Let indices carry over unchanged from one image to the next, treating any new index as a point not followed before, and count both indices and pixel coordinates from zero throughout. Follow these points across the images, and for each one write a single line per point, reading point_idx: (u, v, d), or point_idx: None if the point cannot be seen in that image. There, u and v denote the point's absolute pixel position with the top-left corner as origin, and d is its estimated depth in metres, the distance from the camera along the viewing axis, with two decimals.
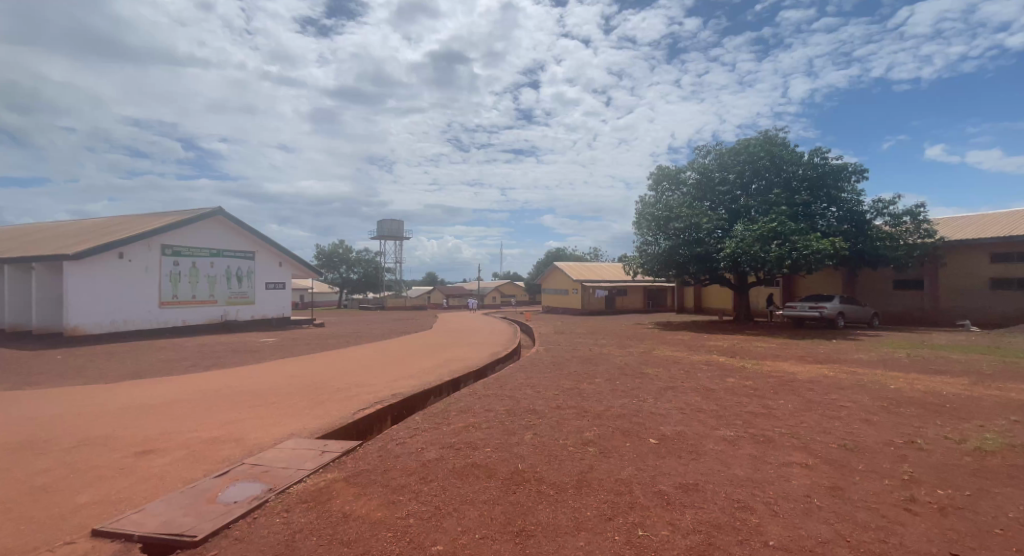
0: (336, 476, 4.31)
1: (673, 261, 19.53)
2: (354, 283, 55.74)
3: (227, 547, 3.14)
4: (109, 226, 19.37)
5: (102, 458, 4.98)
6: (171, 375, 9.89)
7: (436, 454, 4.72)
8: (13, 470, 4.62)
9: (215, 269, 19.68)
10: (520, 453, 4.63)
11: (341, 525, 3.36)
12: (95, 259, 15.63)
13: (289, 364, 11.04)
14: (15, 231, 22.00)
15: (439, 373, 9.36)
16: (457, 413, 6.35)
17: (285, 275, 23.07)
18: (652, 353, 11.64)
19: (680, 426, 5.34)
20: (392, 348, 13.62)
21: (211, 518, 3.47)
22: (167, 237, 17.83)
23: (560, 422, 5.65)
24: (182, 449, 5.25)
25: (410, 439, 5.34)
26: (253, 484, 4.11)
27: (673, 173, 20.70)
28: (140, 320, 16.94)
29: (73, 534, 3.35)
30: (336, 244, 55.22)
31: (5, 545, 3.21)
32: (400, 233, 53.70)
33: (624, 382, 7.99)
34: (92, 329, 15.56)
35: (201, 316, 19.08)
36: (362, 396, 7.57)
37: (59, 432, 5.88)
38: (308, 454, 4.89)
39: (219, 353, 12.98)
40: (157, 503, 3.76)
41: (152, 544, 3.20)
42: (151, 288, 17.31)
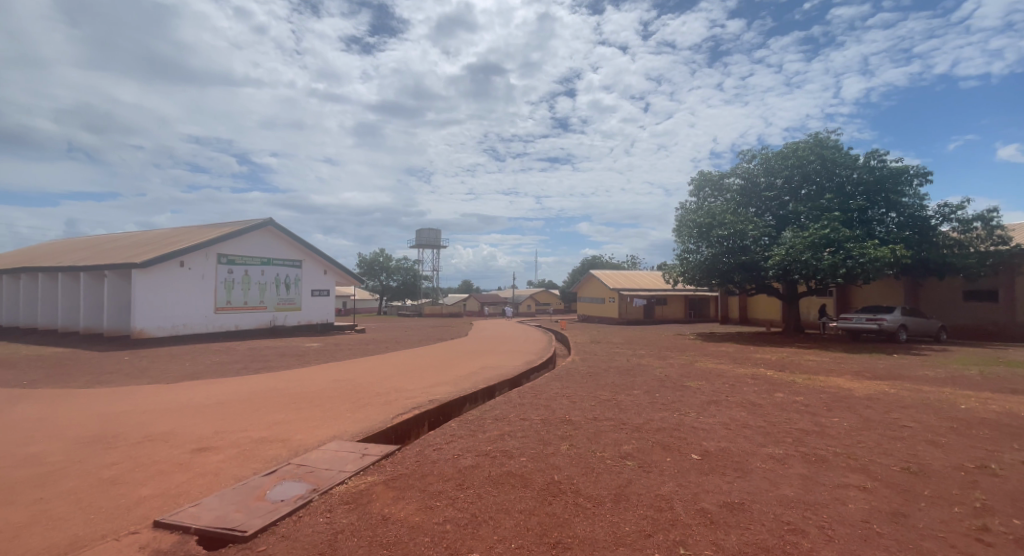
0: (375, 479, 4.41)
1: (717, 270, 18.98)
2: (393, 291, 57.07)
3: (274, 544, 3.26)
4: (172, 236, 20.78)
5: (163, 454, 5.29)
6: (222, 377, 10.41)
7: (471, 461, 4.75)
8: (87, 462, 5.00)
9: (266, 277, 20.67)
10: (556, 464, 4.57)
11: (380, 527, 3.42)
12: (159, 267, 16.76)
13: (331, 369, 11.41)
14: (91, 241, 23.93)
15: (475, 380, 9.42)
16: (493, 421, 6.36)
17: (329, 282, 23.92)
18: (693, 365, 11.27)
19: (724, 442, 5.13)
20: (428, 354, 13.83)
21: (260, 515, 3.61)
22: (223, 246, 18.91)
23: (598, 434, 5.56)
24: (233, 447, 5.51)
25: (447, 445, 5.40)
26: (298, 484, 4.27)
27: (715, 179, 20.23)
28: (197, 325, 17.99)
29: (136, 525, 3.58)
30: (376, 253, 56.79)
31: (80, 531, 3.47)
32: (437, 242, 54.74)
33: (664, 394, 7.76)
34: (155, 332, 16.66)
35: (252, 321, 20.03)
36: (401, 402, 7.72)
37: (125, 429, 6.31)
38: (349, 457, 5.02)
39: (267, 357, 13.57)
40: (211, 498, 3.96)
41: (207, 537, 3.36)
42: (207, 295, 18.36)
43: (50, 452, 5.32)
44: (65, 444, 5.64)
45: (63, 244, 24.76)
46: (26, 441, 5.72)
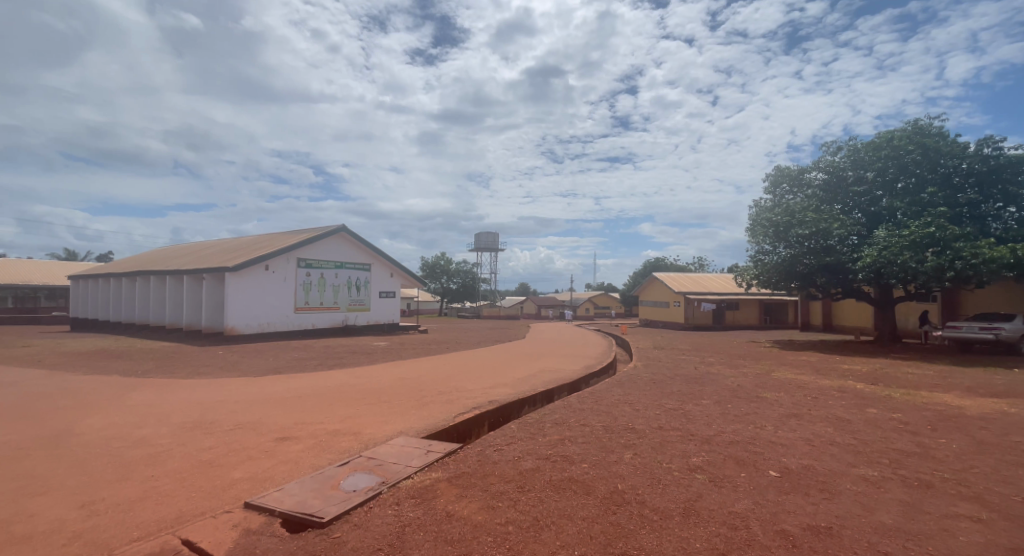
0: (439, 476, 4.51)
1: (796, 272, 17.68)
2: (453, 293, 58.55)
3: (348, 532, 3.43)
4: (259, 243, 22.66)
5: (251, 440, 5.77)
6: (299, 372, 11.14)
7: (532, 464, 4.73)
8: (188, 445, 5.54)
9: (338, 279, 21.93)
10: (620, 472, 4.44)
11: (445, 523, 3.49)
12: (247, 270, 18.31)
13: (396, 367, 11.84)
14: (191, 248, 26.65)
15: (534, 383, 9.40)
16: (553, 425, 6.32)
17: (395, 285, 24.92)
18: (768, 375, 10.51)
19: (806, 459, 4.73)
20: (488, 356, 13.98)
21: (336, 503, 3.83)
22: (302, 251, 20.35)
23: (664, 444, 5.35)
24: (310, 438, 5.89)
25: (508, 446, 5.43)
26: (369, 475, 4.47)
27: (795, 174, 18.90)
28: (278, 323, 19.44)
29: (229, 505, 3.91)
30: (437, 256, 58.52)
31: (184, 508, 3.84)
32: (496, 245, 55.46)
33: (736, 405, 7.32)
34: (243, 329, 18.21)
35: (327, 320, 21.33)
36: (462, 401, 7.87)
37: (219, 416, 6.95)
38: (415, 453, 5.18)
39: (340, 355, 14.36)
40: (292, 484, 4.25)
41: (289, 521, 3.60)
42: (288, 296, 19.80)
43: (159, 435, 5.96)
44: (170, 428, 6.30)
45: (169, 250, 27.75)
46: (139, 424, 6.44)
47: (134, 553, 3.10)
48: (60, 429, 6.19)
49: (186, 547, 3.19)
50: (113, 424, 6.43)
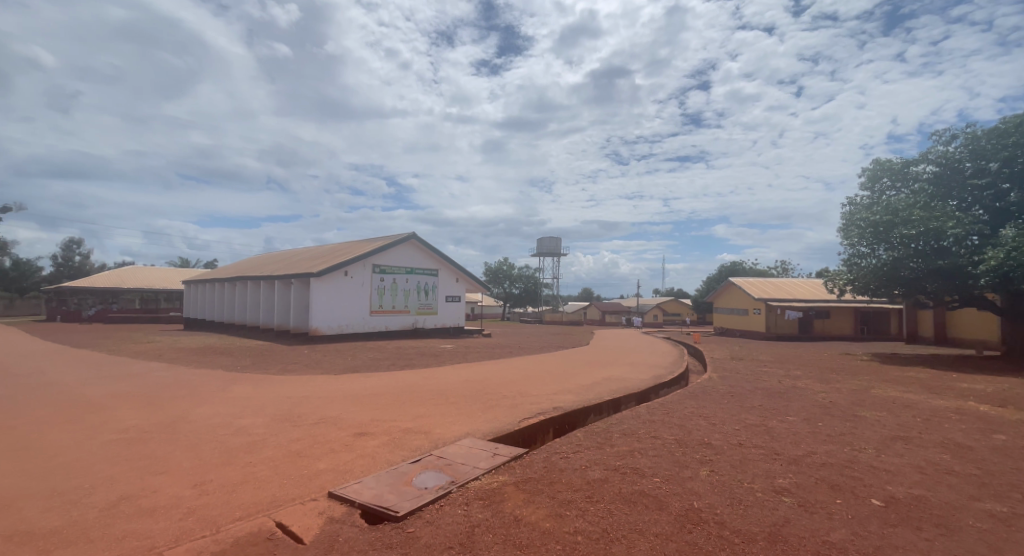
0: (506, 480, 4.54)
1: (900, 276, 15.94)
2: (516, 298, 59.00)
3: (421, 528, 3.55)
4: (339, 250, 24.22)
5: (334, 434, 6.17)
6: (372, 372, 11.72)
7: (600, 474, 4.62)
8: (279, 436, 6.02)
9: (409, 284, 22.86)
10: (695, 489, 4.21)
11: (514, 527, 3.50)
12: (329, 276, 19.67)
13: (463, 370, 12.10)
14: (282, 255, 29.10)
15: (601, 392, 9.19)
16: (621, 435, 6.13)
17: (461, 289, 25.50)
18: (865, 391, 9.50)
19: (916, 489, 4.20)
20: (554, 362, 13.89)
21: (410, 498, 3.97)
22: (377, 257, 21.48)
23: (745, 462, 4.99)
24: (385, 435, 6.17)
25: (575, 455, 5.33)
26: (440, 474, 4.60)
27: (897, 167, 17.03)
28: (355, 325, 20.66)
29: (315, 493, 4.18)
30: (500, 261, 59.43)
31: (277, 493, 4.18)
32: (558, 249, 55.25)
33: (828, 424, 6.69)
34: (325, 330, 19.55)
35: (398, 323, 22.33)
36: (527, 406, 7.87)
37: (305, 410, 7.50)
38: (482, 454, 5.25)
39: (410, 356, 14.96)
40: (369, 478, 4.47)
41: (367, 512, 3.79)
42: (364, 300, 20.98)
43: (255, 425, 6.53)
44: (264, 419, 6.88)
45: (263, 258, 30.50)
46: (238, 415, 7.11)
47: (237, 531, 3.41)
48: (176, 416, 6.99)
49: (279, 529, 3.46)
50: (217, 414, 7.14)
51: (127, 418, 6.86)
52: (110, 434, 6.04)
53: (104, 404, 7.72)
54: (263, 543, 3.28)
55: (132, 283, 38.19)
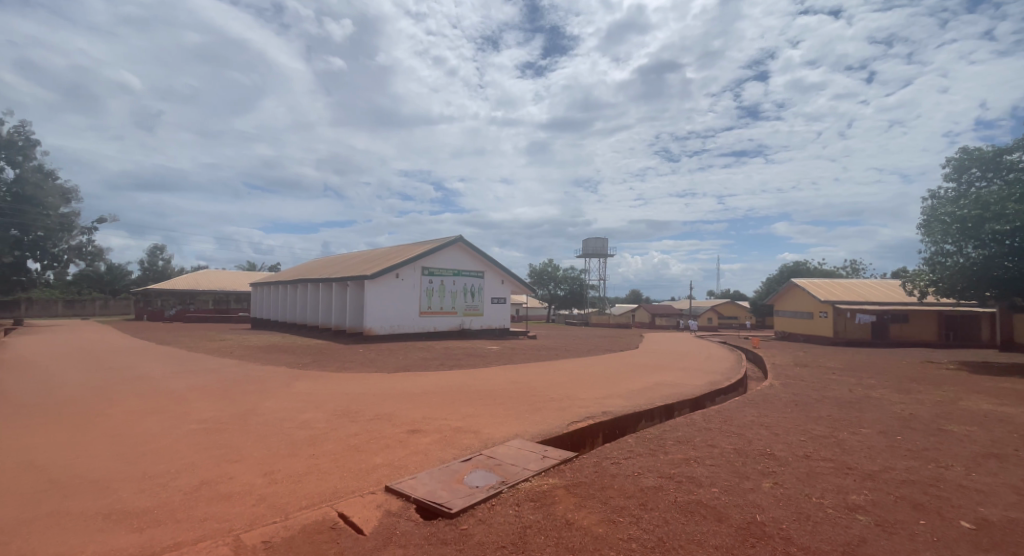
0: (557, 482, 4.52)
1: (992, 276, 14.48)
2: (561, 300, 58.51)
3: (474, 526, 3.60)
4: (391, 253, 25.00)
5: (388, 430, 6.37)
6: (422, 372, 11.99)
7: (654, 482, 4.48)
8: (339, 431, 6.30)
9: (456, 285, 23.24)
10: (758, 502, 3.99)
11: (565, 530, 3.47)
12: (382, 278, 20.38)
13: (510, 372, 12.14)
14: (338, 259, 30.47)
15: (652, 397, 8.94)
16: (675, 443, 5.93)
17: (506, 291, 25.55)
18: (953, 404, 8.61)
19: (1014, 512, 3.78)
20: (602, 365, 13.65)
21: (462, 496, 4.02)
22: (426, 260, 22.01)
23: (812, 476, 4.69)
24: (436, 433, 6.31)
25: (627, 461, 5.21)
26: (490, 474, 4.64)
27: (988, 156, 15.47)
28: (406, 326, 21.27)
29: (373, 487, 4.34)
30: (545, 263, 59.28)
31: (339, 485, 4.37)
32: (605, 250, 54.30)
33: (908, 439, 6.14)
34: (378, 330, 20.28)
35: (446, 324, 22.77)
36: (575, 410, 7.79)
37: (361, 407, 7.81)
38: (532, 456, 5.25)
39: (458, 357, 15.20)
40: (423, 474, 4.59)
41: (422, 507, 3.88)
42: (413, 301, 21.56)
43: (316, 420, 6.87)
44: (325, 414, 7.23)
45: (321, 262, 32.06)
46: (301, 409, 7.52)
47: (303, 519, 3.59)
48: (247, 408, 7.50)
49: (341, 519, 3.62)
50: (283, 408, 7.59)
51: (205, 409, 7.43)
52: (191, 424, 6.56)
53: (185, 397, 8.39)
54: (327, 532, 3.44)
55: (206, 286, 41.24)
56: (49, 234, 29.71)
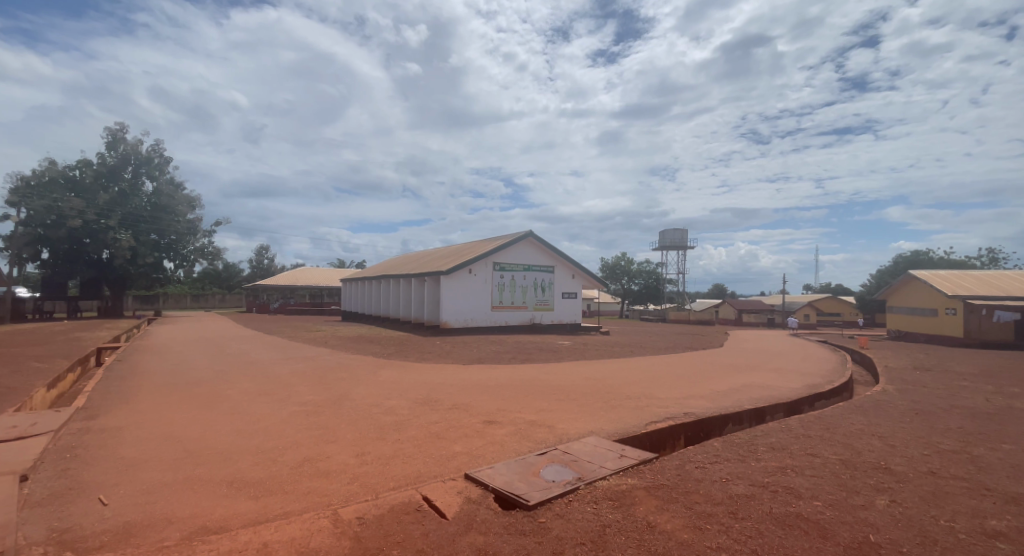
0: (636, 483, 4.34)
1: None
2: (635, 295, 56.76)
3: (552, 520, 3.54)
4: (464, 249, 25.59)
5: (465, 420, 6.52)
6: (495, 364, 12.17)
7: (746, 490, 4.15)
8: (420, 418, 6.55)
9: (527, 280, 23.32)
10: (870, 520, 3.55)
11: (648, 533, 3.31)
12: (456, 274, 21.00)
13: (583, 367, 11.99)
14: (418, 255, 31.86)
15: (740, 399, 8.32)
16: (768, 449, 5.46)
17: (578, 286, 25.18)
18: None
19: None
20: (682, 364, 12.99)
21: (539, 489, 4.00)
22: (497, 255, 22.29)
23: (938, 495, 4.08)
24: (512, 425, 6.35)
25: (713, 466, 4.88)
26: (566, 469, 4.56)
27: None
28: (479, 320, 21.76)
29: (454, 474, 4.45)
30: (619, 256, 57.80)
31: (422, 469, 4.53)
32: (684, 242, 51.80)
33: None
34: (454, 324, 20.96)
35: (517, 318, 23.00)
36: (654, 409, 7.47)
37: (441, 396, 8.08)
38: (608, 454, 5.09)
39: (531, 351, 15.27)
40: (500, 464, 4.63)
41: (501, 498, 3.90)
42: (485, 296, 21.99)
43: (400, 407, 7.20)
44: (408, 401, 7.58)
45: (401, 258, 33.72)
46: (386, 396, 7.94)
47: (392, 499, 3.77)
48: (341, 394, 8.05)
49: (425, 503, 3.73)
50: (371, 393, 8.08)
51: (305, 393, 8.10)
52: (294, 406, 7.19)
53: (288, 381, 9.20)
54: (413, 513, 3.58)
55: (304, 282, 45.15)
56: (179, 237, 34.00)
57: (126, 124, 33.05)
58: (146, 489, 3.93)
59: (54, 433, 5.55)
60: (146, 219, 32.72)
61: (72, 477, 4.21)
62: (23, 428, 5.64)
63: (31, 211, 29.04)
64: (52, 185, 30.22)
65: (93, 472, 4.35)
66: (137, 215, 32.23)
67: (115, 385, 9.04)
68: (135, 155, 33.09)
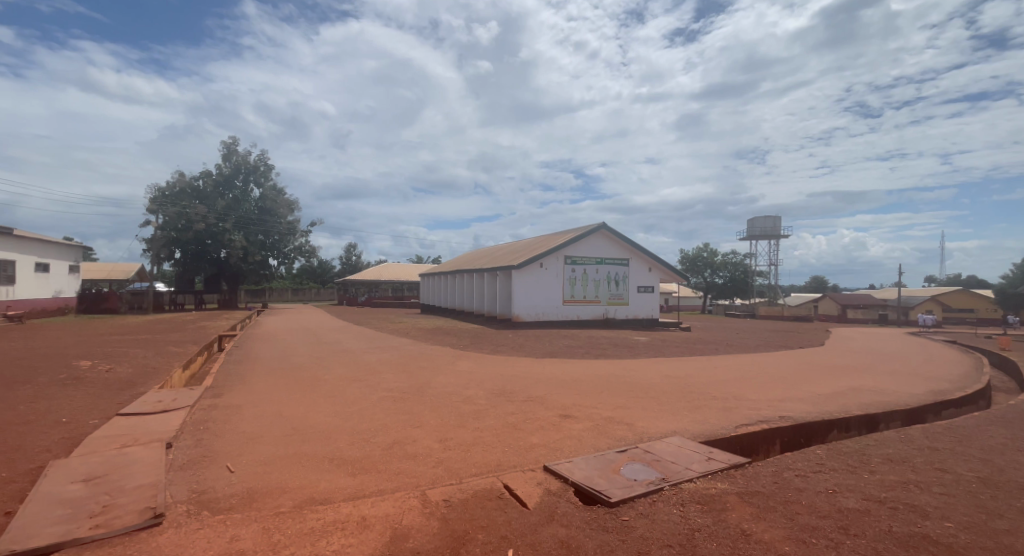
0: (727, 488, 4.08)
1: None
2: (719, 289, 53.42)
3: (636, 519, 3.45)
4: (535, 244, 25.60)
5: (542, 413, 6.55)
6: (568, 359, 12.10)
7: (858, 505, 3.74)
8: (497, 408, 6.69)
9: (600, 274, 22.85)
10: (1018, 549, 3.06)
11: (742, 542, 3.11)
12: (527, 268, 21.17)
13: (662, 364, 11.54)
14: (491, 250, 32.40)
15: (847, 405, 7.51)
16: (883, 461, 4.87)
17: (654, 279, 24.18)
18: None
19: None
20: (773, 363, 12.02)
21: (620, 487, 3.91)
22: (568, 249, 22.10)
23: None
24: (588, 420, 6.27)
25: (816, 475, 4.46)
26: (648, 469, 4.41)
27: None
28: (551, 314, 21.78)
29: (533, 465, 4.48)
30: (700, 247, 54.57)
31: (502, 458, 4.63)
32: (776, 230, 47.74)
33: None
34: (526, 317, 21.23)
35: (590, 312, 22.63)
36: (744, 411, 6.99)
37: (516, 388, 8.20)
38: (695, 456, 4.84)
39: (606, 346, 14.94)
40: (579, 458, 4.59)
41: (582, 493, 3.86)
42: (556, 290, 21.93)
43: (478, 396, 7.40)
44: (485, 392, 7.78)
45: (476, 253, 34.52)
46: (464, 386, 8.20)
47: (475, 485, 3.89)
48: (423, 382, 8.45)
49: (507, 491, 3.80)
50: (450, 383, 8.38)
51: (392, 380, 8.59)
52: (382, 392, 7.65)
53: (377, 369, 9.81)
54: (495, 500, 3.66)
55: (388, 277, 47.92)
56: (282, 237, 37.56)
57: (238, 137, 37.03)
58: (263, 460, 4.41)
59: (190, 408, 6.40)
60: (255, 222, 36.54)
61: (205, 446, 4.82)
62: (165, 402, 6.55)
63: (166, 217, 33.55)
64: (181, 194, 34.73)
65: (220, 443, 4.95)
66: (247, 218, 36.10)
67: (235, 368, 10.25)
68: (245, 164, 37.05)
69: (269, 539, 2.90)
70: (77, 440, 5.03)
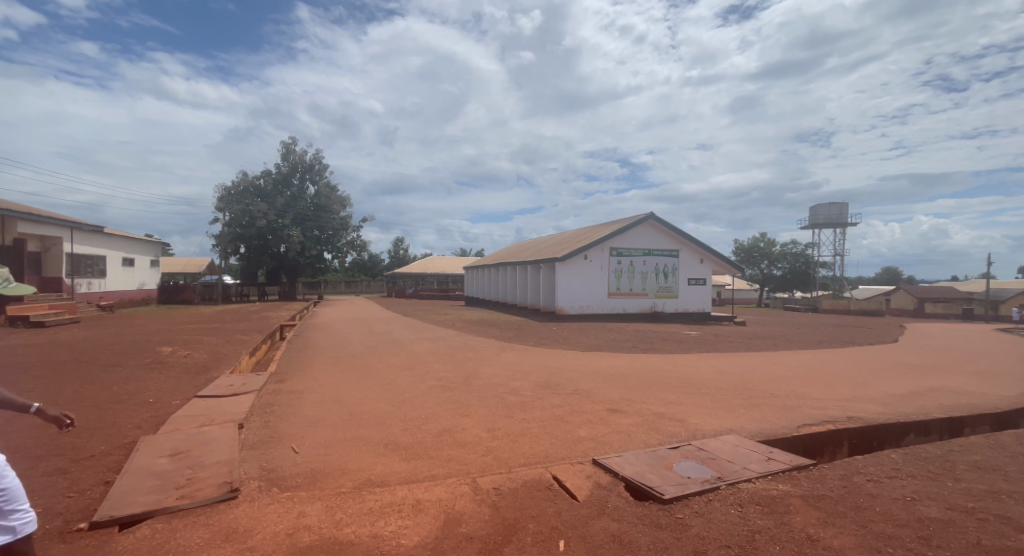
0: (790, 490, 3.88)
1: None
2: (777, 281, 50.73)
3: (691, 517, 3.36)
4: (580, 236, 25.26)
5: (588, 406, 6.49)
6: (614, 352, 11.91)
7: (940, 514, 3.45)
8: (544, 400, 6.69)
9: (647, 266, 22.26)
10: None
11: (808, 547, 2.96)
12: (571, 260, 21.00)
13: (714, 360, 11.13)
14: (535, 242, 32.34)
15: (923, 406, 6.94)
16: (969, 469, 4.45)
17: (705, 272, 23.26)
18: None
19: None
20: (836, 361, 11.28)
21: (673, 484, 3.81)
22: (614, 240, 21.67)
23: None
24: (637, 415, 6.15)
25: (891, 481, 4.15)
26: (703, 467, 4.26)
27: None
28: (596, 307, 21.49)
29: (581, 458, 4.45)
30: (756, 237, 51.96)
31: (551, 450, 4.63)
32: (842, 218, 44.62)
33: None
34: (570, 310, 21.05)
35: (636, 306, 22.14)
36: (805, 410, 6.62)
37: (562, 381, 8.16)
38: (753, 456, 4.63)
39: (653, 340, 14.57)
40: (630, 454, 4.51)
41: (633, 488, 3.78)
42: (601, 282, 21.60)
43: (524, 388, 7.43)
44: (531, 383, 7.79)
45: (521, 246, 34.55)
46: (510, 377, 8.25)
47: (524, 475, 3.91)
48: (470, 372, 8.58)
49: (556, 483, 3.80)
50: (496, 374, 8.47)
51: (440, 370, 8.79)
52: (430, 381, 7.84)
53: (425, 359, 10.07)
54: (545, 490, 3.67)
55: (436, 270, 48.95)
56: (336, 232, 39.14)
57: (296, 138, 38.77)
58: (325, 443, 4.64)
59: (257, 392, 6.83)
60: (311, 218, 38.32)
61: (272, 428, 5.14)
62: (236, 386, 7.03)
63: (232, 214, 35.85)
64: (245, 192, 36.98)
65: (286, 425, 5.27)
66: (304, 215, 37.92)
67: (295, 356, 10.86)
68: (302, 163, 38.84)
69: (332, 517, 3.05)
70: (162, 418, 5.50)
